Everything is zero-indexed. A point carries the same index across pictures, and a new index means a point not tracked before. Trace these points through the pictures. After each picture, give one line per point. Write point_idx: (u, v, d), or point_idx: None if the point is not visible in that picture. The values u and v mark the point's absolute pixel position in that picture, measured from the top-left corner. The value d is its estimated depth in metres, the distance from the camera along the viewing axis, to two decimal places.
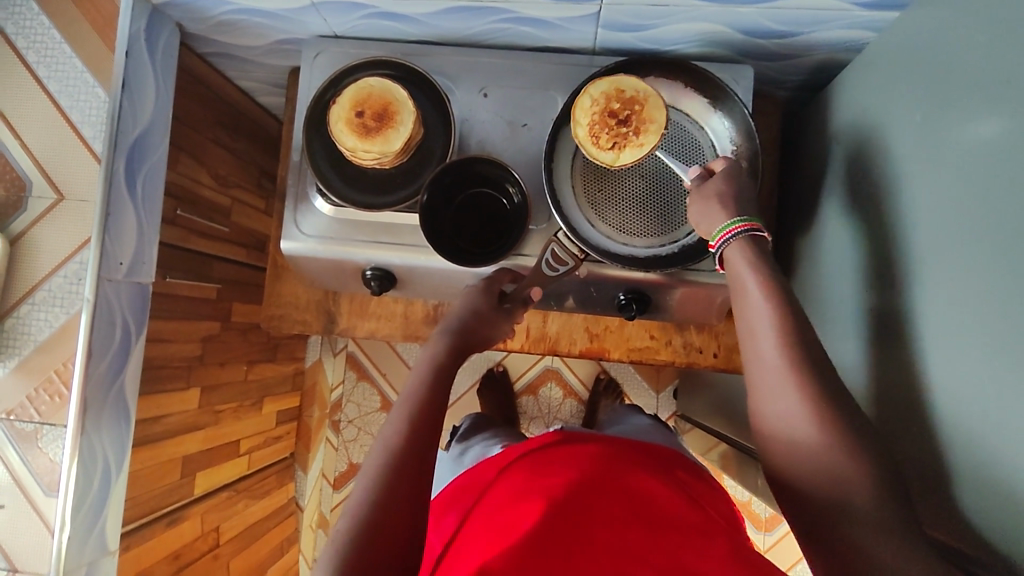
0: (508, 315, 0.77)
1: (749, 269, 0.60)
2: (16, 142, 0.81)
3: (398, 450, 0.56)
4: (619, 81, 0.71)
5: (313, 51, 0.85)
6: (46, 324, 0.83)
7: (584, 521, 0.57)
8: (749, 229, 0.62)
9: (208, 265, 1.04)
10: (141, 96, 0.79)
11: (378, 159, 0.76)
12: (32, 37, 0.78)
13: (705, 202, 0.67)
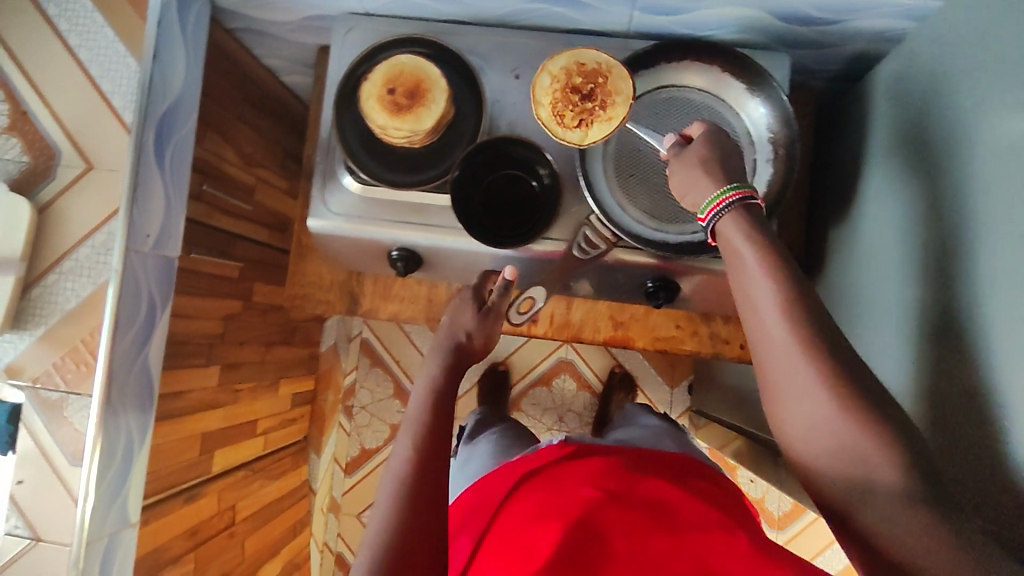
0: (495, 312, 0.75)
1: (746, 248, 0.53)
2: (43, 108, 0.76)
3: (411, 474, 0.56)
4: (578, 55, 0.72)
5: (345, 27, 0.84)
6: (72, 293, 0.78)
7: (606, 543, 0.56)
8: (743, 196, 0.55)
9: (232, 243, 1.03)
10: (172, 66, 0.78)
11: (409, 139, 0.75)
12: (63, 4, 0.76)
13: (688, 170, 0.61)
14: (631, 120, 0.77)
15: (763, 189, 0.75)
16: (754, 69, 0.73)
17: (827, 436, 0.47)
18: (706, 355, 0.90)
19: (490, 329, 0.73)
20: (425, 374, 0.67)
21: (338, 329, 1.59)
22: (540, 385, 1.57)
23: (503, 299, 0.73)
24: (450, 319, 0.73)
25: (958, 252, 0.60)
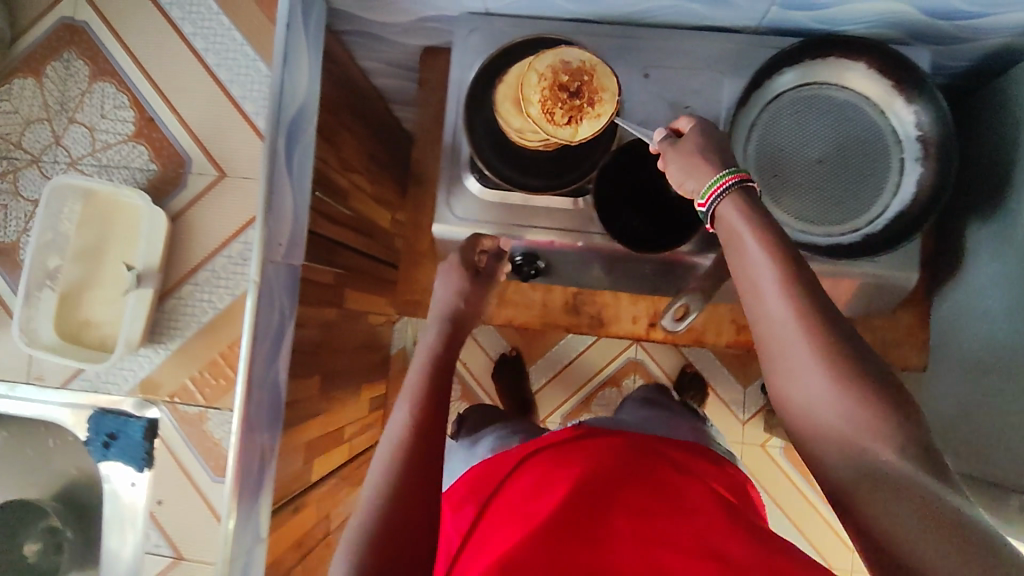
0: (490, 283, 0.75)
1: (739, 218, 0.51)
2: (175, 120, 0.88)
3: (416, 440, 0.55)
4: (564, 53, 0.70)
5: (466, 29, 0.83)
6: (210, 303, 0.89)
7: (618, 520, 0.53)
8: (741, 181, 0.53)
9: (333, 250, 1.02)
10: (298, 71, 0.75)
11: (543, 142, 0.72)
12: (203, 26, 0.88)
13: (684, 159, 0.58)
14: (774, 119, 0.75)
15: (913, 190, 0.73)
16: (912, 68, 0.70)
17: (830, 399, 0.45)
18: None
19: (479, 301, 0.74)
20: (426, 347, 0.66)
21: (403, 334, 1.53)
22: (607, 388, 1.38)
23: (496, 265, 0.77)
24: (446, 283, 0.74)
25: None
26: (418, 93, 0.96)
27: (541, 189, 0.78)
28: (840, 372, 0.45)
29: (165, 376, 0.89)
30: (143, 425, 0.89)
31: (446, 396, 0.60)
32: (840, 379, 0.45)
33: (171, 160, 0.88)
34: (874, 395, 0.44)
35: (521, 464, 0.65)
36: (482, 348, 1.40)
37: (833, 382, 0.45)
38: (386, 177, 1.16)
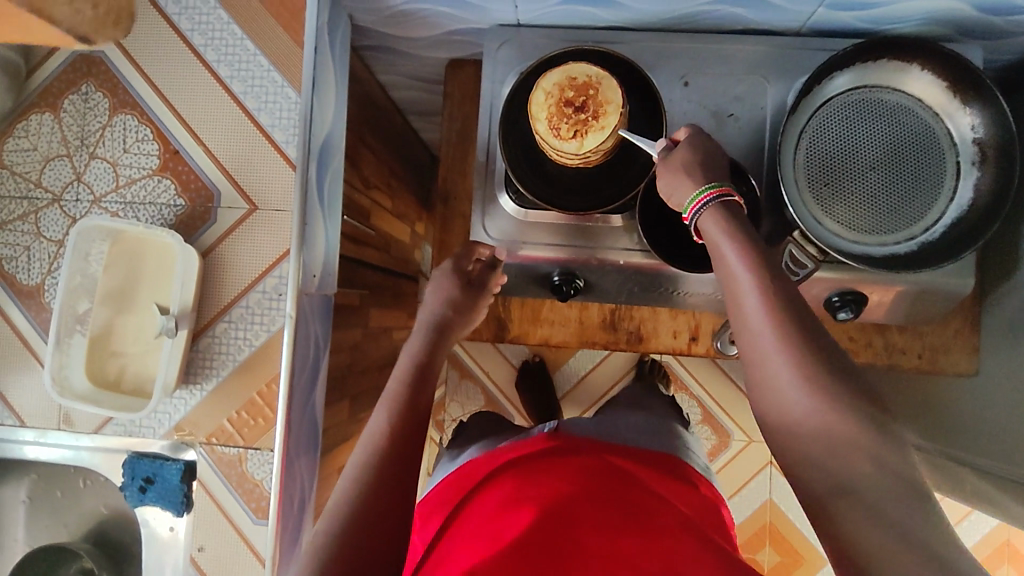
0: (479, 290, 0.82)
1: (724, 234, 0.55)
2: (203, 156, 0.92)
3: (380, 454, 0.56)
4: (570, 69, 0.70)
5: (495, 42, 0.80)
6: (245, 341, 0.92)
7: (573, 524, 0.53)
8: (720, 195, 0.57)
9: (362, 270, 0.99)
10: (326, 93, 0.73)
11: (583, 160, 0.71)
12: (238, 63, 0.91)
13: (672, 172, 0.60)
14: (823, 124, 0.72)
15: (970, 195, 0.70)
16: (970, 70, 0.67)
17: (805, 397, 0.47)
18: (881, 364, 0.87)
19: (471, 311, 0.80)
20: (406, 364, 0.69)
21: None
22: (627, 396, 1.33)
23: (488, 274, 0.82)
24: (439, 290, 0.80)
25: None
26: (444, 107, 0.93)
27: (581, 211, 0.73)
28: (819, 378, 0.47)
29: (201, 419, 0.94)
30: (179, 468, 0.93)
31: (411, 413, 0.61)
32: (820, 385, 0.47)
33: (200, 199, 0.93)
34: (852, 412, 0.46)
35: (492, 476, 0.65)
36: (506, 359, 1.36)
37: (807, 381, 0.47)
38: (405, 190, 1.13)
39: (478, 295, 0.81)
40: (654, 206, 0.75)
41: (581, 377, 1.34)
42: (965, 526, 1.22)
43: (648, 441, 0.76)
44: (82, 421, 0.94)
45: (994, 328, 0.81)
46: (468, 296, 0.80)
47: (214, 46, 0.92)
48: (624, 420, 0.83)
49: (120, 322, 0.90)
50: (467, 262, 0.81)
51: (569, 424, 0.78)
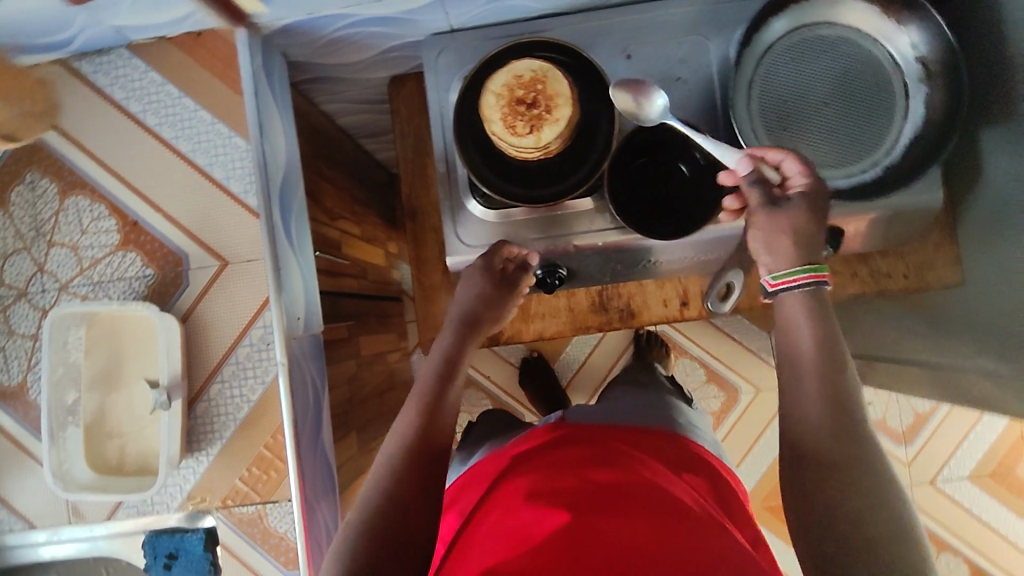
0: (511, 287, 0.79)
1: (801, 318, 0.58)
2: (146, 207, 0.71)
3: (394, 471, 0.57)
4: (515, 67, 0.71)
5: (433, 51, 0.79)
6: (242, 399, 0.70)
7: (593, 518, 0.51)
8: (815, 281, 0.58)
9: (343, 301, 0.97)
10: (274, 134, 0.72)
11: (542, 153, 0.72)
12: (148, 99, 0.71)
13: (772, 232, 0.61)
14: (770, 70, 0.73)
15: (924, 112, 0.71)
16: None
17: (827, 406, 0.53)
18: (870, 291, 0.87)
19: (499, 306, 0.79)
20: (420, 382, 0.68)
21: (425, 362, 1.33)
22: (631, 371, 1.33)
23: (518, 274, 0.79)
24: (468, 286, 0.78)
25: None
26: (393, 124, 0.93)
27: (553, 200, 0.73)
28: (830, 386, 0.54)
29: (210, 486, 0.70)
30: (200, 536, 0.70)
31: (427, 440, 0.61)
32: (839, 402, 0.53)
33: (167, 260, 0.71)
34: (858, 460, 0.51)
35: (509, 471, 0.64)
36: (506, 359, 1.35)
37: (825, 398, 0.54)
38: (371, 212, 1.10)
39: (502, 288, 0.78)
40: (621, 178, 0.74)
41: (582, 363, 1.34)
42: (974, 437, 1.31)
43: (654, 419, 0.75)
44: (92, 512, 0.72)
45: (969, 235, 0.82)
46: (499, 293, 0.78)
47: (109, 76, 0.71)
48: (624, 400, 0.82)
49: (111, 407, 0.70)
50: (498, 260, 0.77)
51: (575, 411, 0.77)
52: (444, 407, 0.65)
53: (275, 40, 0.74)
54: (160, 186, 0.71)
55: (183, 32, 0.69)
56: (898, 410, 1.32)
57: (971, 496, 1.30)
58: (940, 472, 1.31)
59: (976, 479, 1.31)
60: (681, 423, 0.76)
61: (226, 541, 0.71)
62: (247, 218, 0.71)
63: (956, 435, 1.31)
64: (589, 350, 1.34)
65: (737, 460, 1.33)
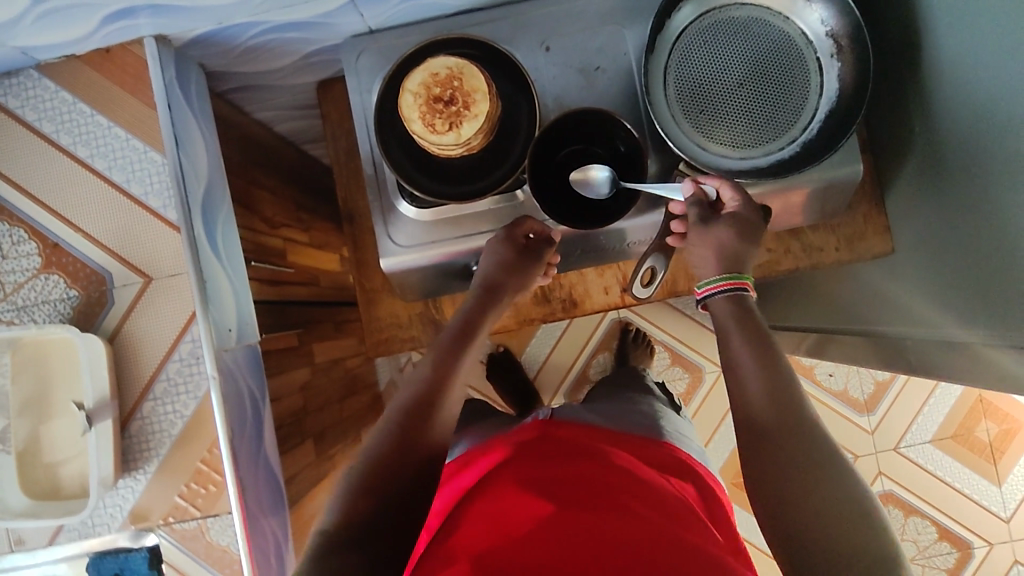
0: (534, 257, 0.78)
1: (726, 309, 0.67)
2: (64, 227, 0.70)
3: (373, 461, 0.59)
4: (430, 65, 0.70)
5: (353, 54, 0.79)
6: (175, 415, 0.70)
7: (573, 512, 0.53)
8: (731, 287, 0.68)
9: (300, 313, 0.97)
10: (193, 148, 0.72)
11: (464, 149, 0.71)
12: (60, 119, 0.70)
13: (700, 249, 0.71)
14: (685, 54, 0.74)
15: (836, 87, 0.72)
16: None
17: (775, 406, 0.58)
18: (804, 267, 0.89)
19: (520, 277, 0.78)
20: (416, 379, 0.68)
21: (389, 364, 1.32)
22: (593, 360, 1.34)
23: (542, 246, 0.78)
24: (489, 256, 0.76)
25: (994, 129, 0.62)
26: (325, 130, 0.92)
27: (480, 195, 0.74)
28: (773, 386, 0.60)
29: (150, 504, 0.70)
30: (144, 554, 0.71)
31: (416, 446, 0.62)
32: (782, 405, 0.58)
33: (90, 280, 0.70)
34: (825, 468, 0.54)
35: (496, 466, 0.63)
36: None
37: (766, 388, 0.60)
38: (320, 220, 1.09)
39: (524, 259, 0.77)
40: (541, 170, 0.74)
41: (542, 362, 1.35)
42: (933, 402, 1.33)
43: (633, 424, 0.76)
44: (34, 537, 0.71)
45: (898, 204, 0.84)
46: (524, 264, 0.77)
47: (20, 99, 0.70)
48: (608, 405, 0.83)
49: (45, 433, 0.70)
50: (521, 231, 0.76)
51: (563, 410, 0.79)
52: (441, 407, 0.66)
53: (188, 53, 0.73)
54: (80, 205, 0.70)
55: (94, 48, 0.69)
56: (859, 381, 1.33)
57: (934, 460, 1.33)
58: (903, 438, 1.33)
59: (938, 442, 1.33)
60: (664, 430, 0.76)
61: (170, 558, 0.71)
62: (170, 233, 0.70)
63: (916, 401, 1.33)
64: (553, 342, 1.35)
65: (705, 438, 1.34)
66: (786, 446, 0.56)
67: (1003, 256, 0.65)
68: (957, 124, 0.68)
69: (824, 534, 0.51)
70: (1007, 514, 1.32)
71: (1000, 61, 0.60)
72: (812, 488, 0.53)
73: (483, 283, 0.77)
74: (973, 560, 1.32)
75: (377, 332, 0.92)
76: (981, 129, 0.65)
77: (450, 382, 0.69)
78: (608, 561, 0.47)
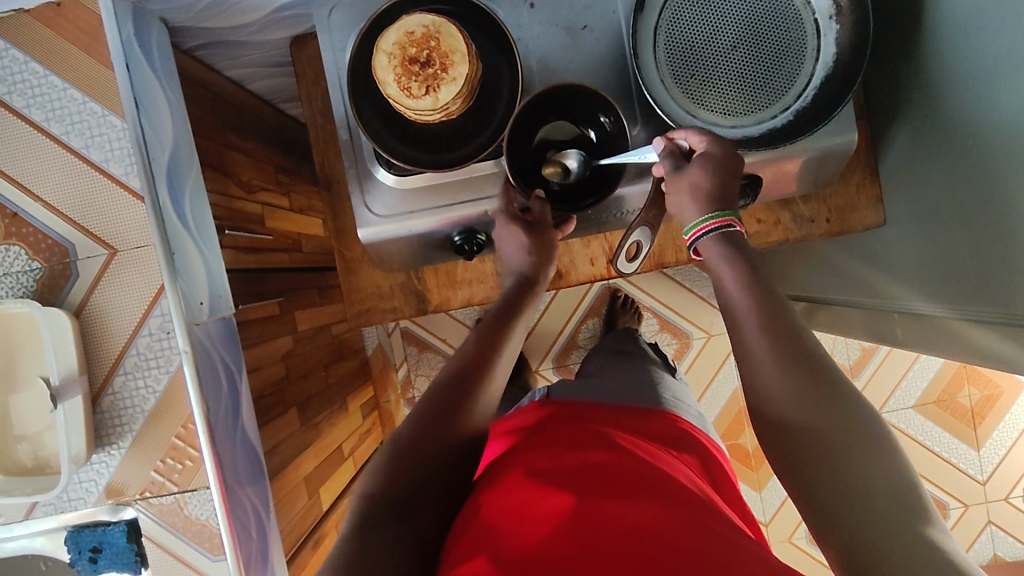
0: (536, 228, 0.72)
1: (725, 261, 0.58)
2: (21, 195, 0.67)
3: (400, 454, 0.54)
4: (405, 23, 0.65)
5: (324, 9, 0.74)
6: (148, 390, 0.69)
7: (599, 500, 0.47)
8: (721, 225, 0.60)
9: (286, 280, 0.95)
10: (156, 111, 0.68)
11: (442, 114, 0.68)
12: (10, 79, 0.66)
13: (678, 191, 0.62)
14: (676, 14, 0.70)
15: (834, 50, 0.68)
16: None
17: (797, 370, 0.51)
18: (793, 238, 0.87)
19: (551, 252, 0.74)
20: (445, 372, 0.61)
21: (376, 329, 1.31)
22: (581, 326, 1.33)
23: (543, 212, 0.71)
24: (506, 238, 0.73)
25: (1010, 90, 0.59)
26: (300, 89, 0.88)
27: (457, 165, 0.72)
28: (791, 350, 0.52)
29: (125, 479, 0.70)
30: (123, 528, 0.72)
31: (449, 433, 0.56)
32: (816, 375, 0.51)
33: (53, 252, 0.68)
34: (860, 446, 0.48)
35: (516, 450, 0.58)
36: (466, 323, 1.33)
37: (775, 349, 0.52)
38: (302, 183, 1.05)
39: (548, 234, 0.73)
40: (518, 159, 0.71)
41: (531, 329, 1.33)
42: (918, 369, 1.34)
43: (641, 396, 0.73)
44: (9, 512, 0.71)
45: (893, 172, 0.82)
46: (534, 238, 0.72)
47: None
48: (614, 380, 0.80)
49: (15, 407, 0.69)
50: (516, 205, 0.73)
51: (560, 389, 0.75)
52: (470, 412, 0.58)
53: (148, 6, 0.68)
54: (39, 172, 0.67)
55: (43, 2, 0.65)
56: (845, 347, 1.33)
57: (915, 425, 1.35)
58: (885, 403, 1.34)
59: (921, 408, 1.34)
60: (668, 398, 0.74)
61: (148, 532, 0.72)
62: (134, 201, 0.67)
63: (901, 366, 1.34)
64: (543, 308, 1.33)
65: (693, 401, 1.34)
66: (808, 413, 0.49)
67: (1003, 224, 0.64)
68: (964, 84, 0.65)
69: (848, 499, 0.46)
70: (984, 477, 1.35)
71: (1018, 17, 0.57)
72: (845, 456, 0.47)
73: (515, 273, 0.74)
74: (949, 521, 1.35)
75: (358, 302, 0.90)
76: (989, 89, 0.62)
77: (488, 381, 0.61)
78: (644, 554, 0.42)
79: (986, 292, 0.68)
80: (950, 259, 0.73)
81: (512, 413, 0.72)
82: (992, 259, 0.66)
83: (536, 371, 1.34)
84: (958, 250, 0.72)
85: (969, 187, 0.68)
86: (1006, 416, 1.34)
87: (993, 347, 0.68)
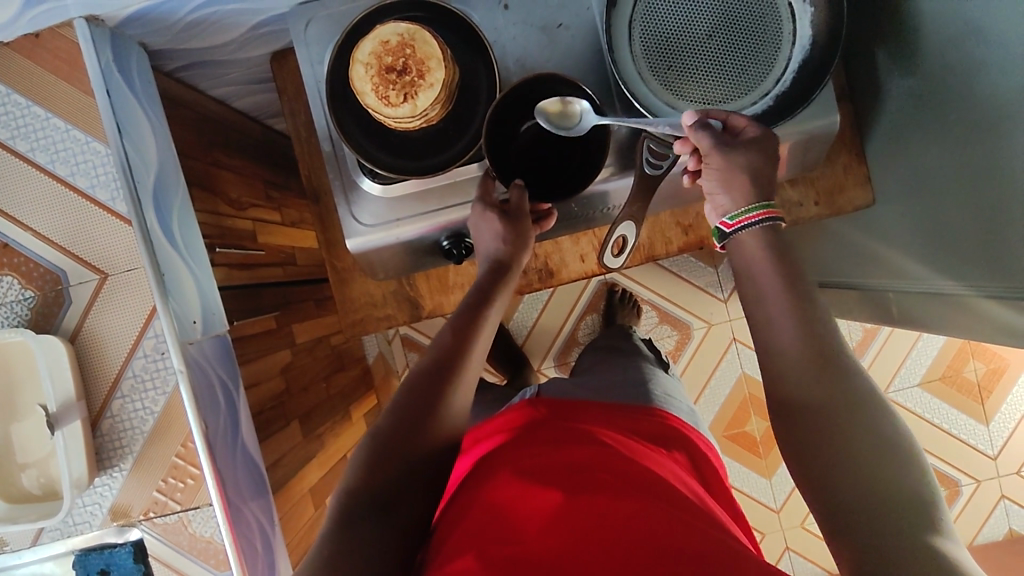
0: (512, 214, 0.70)
1: (760, 250, 0.56)
2: (9, 225, 0.68)
3: (387, 461, 0.53)
4: (380, 32, 0.65)
5: (301, 22, 0.74)
6: (146, 411, 0.70)
7: (585, 498, 0.48)
8: (768, 218, 0.56)
9: (281, 293, 0.96)
10: (140, 135, 0.68)
11: (422, 120, 0.68)
12: None
13: (724, 171, 0.58)
14: (651, 5, 0.70)
15: (810, 34, 0.68)
16: None
17: (785, 360, 0.52)
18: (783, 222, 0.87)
19: (527, 240, 0.71)
20: (425, 358, 0.60)
21: (376, 338, 1.31)
22: (581, 323, 1.33)
23: (520, 198, 0.69)
24: (482, 228, 0.71)
25: (994, 65, 0.59)
26: (283, 104, 0.88)
27: (441, 169, 0.72)
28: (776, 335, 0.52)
29: (129, 500, 0.71)
30: (129, 549, 0.72)
31: (435, 429, 0.56)
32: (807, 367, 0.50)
33: (45, 280, 0.68)
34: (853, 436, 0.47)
35: (506, 448, 0.58)
36: None
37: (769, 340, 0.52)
38: (292, 196, 1.05)
39: (524, 224, 0.70)
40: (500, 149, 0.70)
41: (531, 327, 1.33)
42: (921, 346, 1.33)
43: (636, 392, 0.73)
44: (17, 539, 0.72)
45: (881, 152, 0.81)
46: (511, 225, 0.69)
47: None
48: (607, 376, 0.80)
49: (18, 435, 0.70)
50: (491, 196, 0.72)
51: (552, 387, 0.75)
52: (450, 403, 0.58)
53: (127, 32, 0.68)
54: (27, 201, 0.68)
55: (23, 34, 0.65)
56: (847, 329, 1.32)
57: (922, 403, 1.34)
58: (890, 383, 1.34)
59: (926, 385, 1.34)
60: (656, 394, 0.74)
61: (155, 551, 0.72)
62: (122, 226, 0.68)
63: (905, 345, 1.33)
64: (541, 307, 1.33)
65: (697, 391, 1.34)
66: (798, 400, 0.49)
67: (991, 200, 0.63)
68: (949, 62, 0.65)
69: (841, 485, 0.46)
70: (994, 452, 1.34)
71: None
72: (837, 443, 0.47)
73: (489, 260, 0.71)
74: (961, 497, 1.34)
75: (352, 313, 0.90)
76: (972, 64, 0.62)
77: (461, 370, 0.60)
78: (631, 551, 0.42)
79: (983, 268, 0.68)
80: (944, 236, 0.73)
81: (503, 412, 0.72)
82: (983, 235, 0.66)
83: (538, 370, 1.34)
84: (954, 227, 0.71)
85: (962, 165, 0.67)
86: (1013, 390, 1.34)
87: (990, 324, 0.68)
